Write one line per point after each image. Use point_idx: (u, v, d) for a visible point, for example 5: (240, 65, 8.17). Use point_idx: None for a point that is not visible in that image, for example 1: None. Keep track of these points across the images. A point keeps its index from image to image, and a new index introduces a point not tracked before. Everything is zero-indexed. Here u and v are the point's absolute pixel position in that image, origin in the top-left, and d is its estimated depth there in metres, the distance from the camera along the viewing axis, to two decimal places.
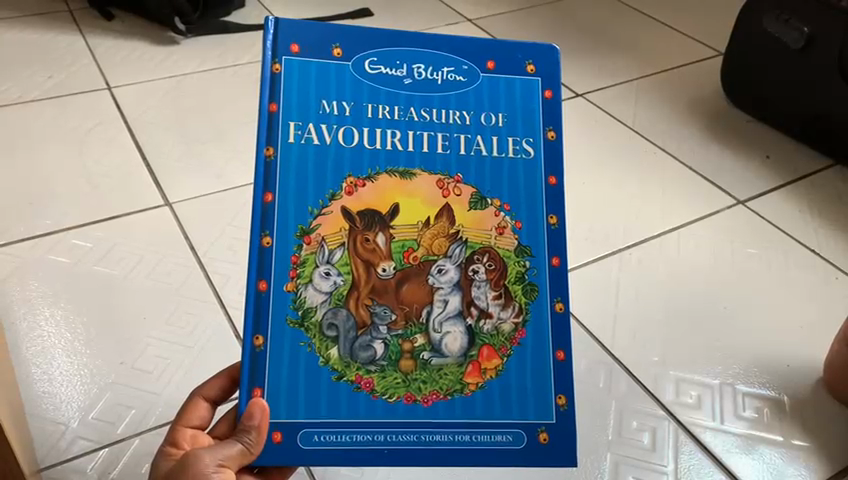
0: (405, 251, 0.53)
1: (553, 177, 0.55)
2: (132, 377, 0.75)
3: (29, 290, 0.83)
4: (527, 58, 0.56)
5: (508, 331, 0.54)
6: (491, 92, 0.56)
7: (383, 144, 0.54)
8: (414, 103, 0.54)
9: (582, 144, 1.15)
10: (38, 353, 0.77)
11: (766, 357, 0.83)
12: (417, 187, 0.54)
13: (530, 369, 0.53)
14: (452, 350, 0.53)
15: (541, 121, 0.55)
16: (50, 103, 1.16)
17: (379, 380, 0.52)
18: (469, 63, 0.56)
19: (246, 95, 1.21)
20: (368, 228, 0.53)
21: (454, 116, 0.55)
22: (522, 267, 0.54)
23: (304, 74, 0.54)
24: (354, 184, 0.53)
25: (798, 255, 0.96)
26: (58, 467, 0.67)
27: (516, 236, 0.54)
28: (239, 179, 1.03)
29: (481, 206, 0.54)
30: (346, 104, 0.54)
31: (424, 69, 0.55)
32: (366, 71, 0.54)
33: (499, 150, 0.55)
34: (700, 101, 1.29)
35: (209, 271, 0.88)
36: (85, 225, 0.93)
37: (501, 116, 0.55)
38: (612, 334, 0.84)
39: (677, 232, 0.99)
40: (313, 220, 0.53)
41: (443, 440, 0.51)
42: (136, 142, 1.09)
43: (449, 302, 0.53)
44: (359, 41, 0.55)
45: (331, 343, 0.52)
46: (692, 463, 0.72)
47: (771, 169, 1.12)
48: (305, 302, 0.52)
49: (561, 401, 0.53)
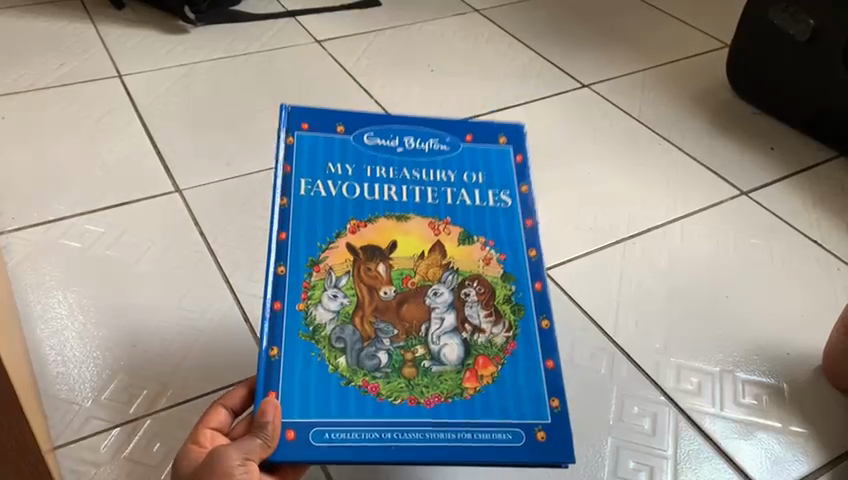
0: (403, 278, 0.59)
1: (529, 220, 0.65)
2: (144, 359, 0.77)
3: (41, 275, 0.85)
4: (500, 134, 0.69)
5: (501, 343, 0.58)
6: (472, 158, 0.67)
7: (381, 195, 0.64)
8: (407, 166, 0.66)
9: (587, 135, 1.16)
10: (51, 334, 0.78)
11: (767, 344, 0.84)
12: (412, 227, 0.62)
13: (523, 375, 0.57)
14: (451, 359, 0.57)
15: (515, 179, 0.67)
16: (61, 90, 1.18)
17: (384, 384, 0.55)
18: (451, 136, 0.68)
19: (256, 85, 1.22)
20: (370, 259, 0.60)
21: (440, 174, 0.66)
22: (508, 290, 0.61)
23: (313, 143, 0.65)
24: (357, 225, 0.62)
25: (800, 247, 0.97)
26: (71, 445, 0.68)
27: (501, 265, 0.62)
28: (249, 167, 1.04)
29: (469, 243, 0.62)
30: (349, 166, 0.65)
31: (414, 141, 0.67)
32: (365, 142, 0.66)
33: (481, 200, 0.65)
34: (704, 92, 1.29)
35: (218, 256, 0.89)
36: (98, 210, 0.95)
37: (480, 175, 0.66)
38: (615, 320, 0.85)
39: (681, 222, 1.00)
40: (322, 252, 0.60)
41: (446, 438, 0.53)
42: (146, 130, 1.10)
43: (445, 319, 0.58)
44: (359, 122, 0.67)
45: (339, 353, 0.56)
46: (691, 448, 0.73)
47: (774, 161, 1.13)
48: (316, 319, 0.57)
49: (555, 403, 0.56)
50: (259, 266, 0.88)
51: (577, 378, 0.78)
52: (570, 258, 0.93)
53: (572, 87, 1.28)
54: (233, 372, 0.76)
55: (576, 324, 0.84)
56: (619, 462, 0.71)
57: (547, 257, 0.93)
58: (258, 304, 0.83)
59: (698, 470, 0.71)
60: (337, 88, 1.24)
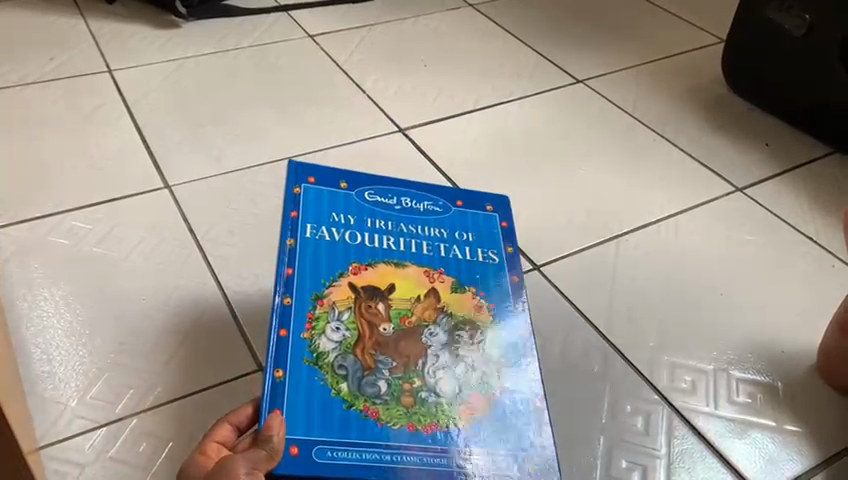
0: (400, 316, 0.65)
1: (516, 276, 0.73)
2: (131, 357, 0.76)
3: (28, 272, 0.84)
4: (487, 202, 0.79)
5: (491, 380, 0.63)
6: (461, 220, 0.77)
7: (380, 243, 0.72)
8: (403, 221, 0.75)
9: (581, 131, 1.16)
10: (37, 332, 0.77)
11: (762, 342, 0.83)
12: (408, 274, 0.69)
13: (513, 410, 0.62)
14: (446, 391, 0.61)
15: (501, 242, 0.76)
16: (50, 85, 1.17)
17: (384, 410, 0.59)
18: (442, 201, 0.78)
19: (248, 80, 1.21)
20: (371, 297, 0.66)
21: (433, 231, 0.75)
22: (497, 334, 0.67)
23: (318, 196, 0.74)
24: (358, 267, 0.69)
25: (795, 243, 0.97)
26: (56, 445, 0.67)
27: (491, 312, 0.69)
28: (240, 163, 1.03)
29: (460, 291, 0.69)
30: (351, 217, 0.73)
31: (409, 202, 0.77)
32: (366, 199, 0.76)
33: (471, 255, 0.73)
34: (700, 88, 1.28)
35: (207, 253, 0.88)
36: (86, 206, 0.94)
37: (469, 235, 0.76)
38: (608, 317, 0.85)
39: (675, 218, 1.00)
40: (326, 289, 0.67)
41: (443, 463, 0.57)
42: (136, 126, 1.09)
43: (441, 355, 0.64)
44: (360, 183, 0.77)
45: (342, 379, 0.61)
46: (685, 447, 0.72)
47: (769, 157, 1.12)
48: (319, 347, 0.62)
49: (542, 438, 0.61)
50: (249, 263, 0.87)
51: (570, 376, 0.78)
52: (563, 256, 0.92)
53: (566, 83, 1.27)
54: (220, 371, 0.75)
55: (569, 321, 0.84)
56: (612, 462, 0.70)
57: (540, 254, 0.92)
58: (247, 302, 0.82)
59: (691, 470, 0.70)
60: (329, 83, 1.22)
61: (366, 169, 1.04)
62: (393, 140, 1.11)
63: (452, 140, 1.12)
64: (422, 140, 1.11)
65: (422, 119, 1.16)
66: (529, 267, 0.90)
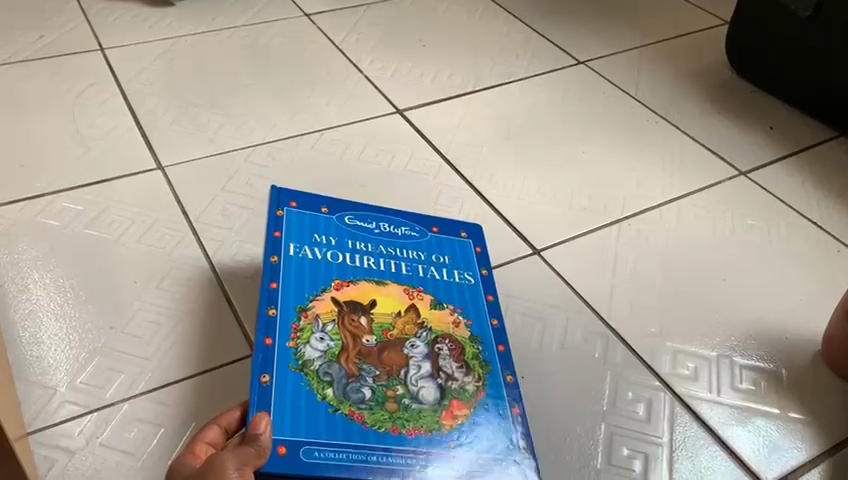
0: (383, 329, 0.70)
1: (491, 295, 0.77)
2: (122, 341, 0.74)
3: (17, 253, 0.82)
4: (462, 229, 0.85)
5: (472, 389, 0.67)
6: (438, 244, 0.82)
7: (361, 263, 0.77)
8: (382, 243, 0.80)
9: (582, 113, 1.14)
10: (25, 316, 0.75)
11: (765, 328, 0.82)
12: (389, 291, 0.74)
13: (494, 416, 0.65)
14: (428, 399, 0.65)
15: (477, 265, 0.81)
16: (41, 63, 1.14)
17: (369, 414, 0.63)
18: (419, 226, 0.84)
19: (243, 59, 1.19)
20: (354, 312, 0.71)
21: (411, 253, 0.80)
22: (475, 348, 0.71)
23: (299, 219, 0.81)
24: (340, 284, 0.74)
25: (799, 228, 0.95)
26: (46, 431, 0.66)
27: (469, 328, 0.73)
28: (235, 144, 1.01)
29: (439, 307, 0.74)
30: (332, 238, 0.79)
31: (388, 226, 0.83)
32: (346, 223, 0.82)
33: (448, 275, 0.78)
34: (703, 70, 1.26)
35: (200, 236, 0.87)
36: (77, 188, 0.92)
37: (446, 257, 0.81)
38: (609, 303, 0.83)
39: (678, 203, 0.98)
40: (310, 302, 0.71)
41: (427, 464, 0.60)
42: (128, 106, 1.07)
43: (422, 367, 0.67)
44: (341, 209, 0.83)
45: (327, 385, 0.64)
46: (687, 435, 0.71)
47: (774, 140, 1.10)
48: (305, 355, 0.66)
49: (522, 442, 0.64)
50: (243, 246, 0.86)
51: (569, 363, 0.76)
52: (564, 240, 0.91)
53: (567, 64, 1.25)
54: (214, 356, 0.73)
55: (568, 306, 0.82)
56: (613, 449, 0.69)
57: (540, 239, 0.91)
58: (241, 285, 0.81)
59: (694, 457, 0.69)
60: (326, 63, 1.20)
61: (363, 151, 1.02)
62: (391, 122, 1.09)
63: (451, 122, 1.10)
64: (420, 122, 1.09)
65: (420, 100, 1.14)
66: (528, 251, 0.89)
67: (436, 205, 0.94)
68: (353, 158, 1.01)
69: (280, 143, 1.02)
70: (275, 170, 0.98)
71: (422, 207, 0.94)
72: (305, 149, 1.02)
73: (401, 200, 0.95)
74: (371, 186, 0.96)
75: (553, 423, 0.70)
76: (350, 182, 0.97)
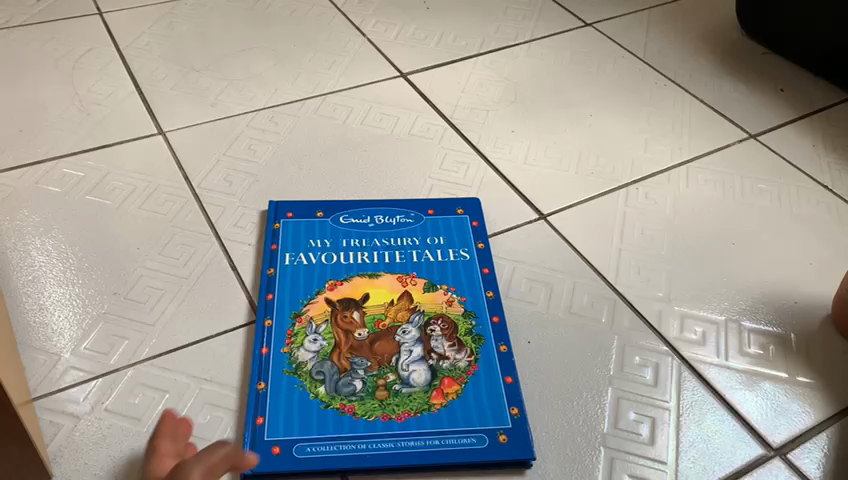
0: (375, 321, 0.73)
1: (487, 268, 0.80)
2: (126, 307, 0.73)
3: (19, 219, 0.81)
4: (459, 207, 0.87)
5: (463, 366, 0.69)
6: (434, 226, 0.84)
7: (355, 260, 0.79)
8: (377, 236, 0.82)
9: (589, 76, 1.12)
10: (28, 282, 0.75)
11: (774, 293, 0.81)
12: (380, 282, 0.77)
13: (484, 390, 0.67)
14: (419, 382, 0.68)
15: (473, 239, 0.83)
16: (40, 27, 1.12)
17: (360, 405, 0.65)
18: (415, 212, 0.86)
19: (244, 22, 1.17)
20: (346, 309, 0.74)
21: (406, 240, 0.82)
22: (469, 324, 0.73)
23: (295, 226, 0.83)
24: (334, 284, 0.76)
25: (809, 191, 0.94)
26: (50, 397, 0.65)
27: (462, 304, 0.75)
28: (237, 108, 1.00)
29: (432, 290, 0.76)
30: (327, 240, 0.81)
31: (382, 218, 0.85)
32: (341, 222, 0.84)
33: (444, 256, 0.80)
34: (713, 31, 1.24)
35: (204, 202, 0.86)
36: (77, 153, 0.91)
37: (441, 238, 0.83)
38: (616, 267, 0.82)
39: (686, 166, 0.97)
40: (304, 306, 0.74)
41: (417, 445, 0.63)
42: (129, 70, 1.05)
43: (413, 351, 0.70)
44: (336, 208, 0.86)
45: (319, 383, 0.67)
46: (695, 400, 0.70)
47: (784, 103, 1.08)
48: (298, 359, 0.69)
49: (514, 411, 0.66)
50: (246, 212, 0.85)
51: (575, 327, 0.75)
52: (569, 205, 0.89)
53: (574, 26, 1.23)
54: (217, 321, 0.73)
55: (576, 271, 0.81)
56: (620, 414, 0.68)
57: (547, 203, 0.89)
58: (245, 252, 0.80)
59: (701, 421, 0.68)
60: (329, 26, 1.18)
61: (367, 115, 1.01)
62: (396, 85, 1.07)
63: (456, 86, 1.08)
64: (424, 85, 1.07)
65: (424, 63, 1.12)
66: (535, 216, 0.88)
67: (441, 170, 0.93)
68: (357, 123, 1.00)
69: (282, 107, 1.01)
70: (278, 135, 0.96)
71: (427, 172, 0.93)
72: (308, 114, 1.00)
73: (406, 165, 0.93)
74: (375, 151, 0.95)
75: (559, 387, 0.70)
76: (353, 147, 0.95)
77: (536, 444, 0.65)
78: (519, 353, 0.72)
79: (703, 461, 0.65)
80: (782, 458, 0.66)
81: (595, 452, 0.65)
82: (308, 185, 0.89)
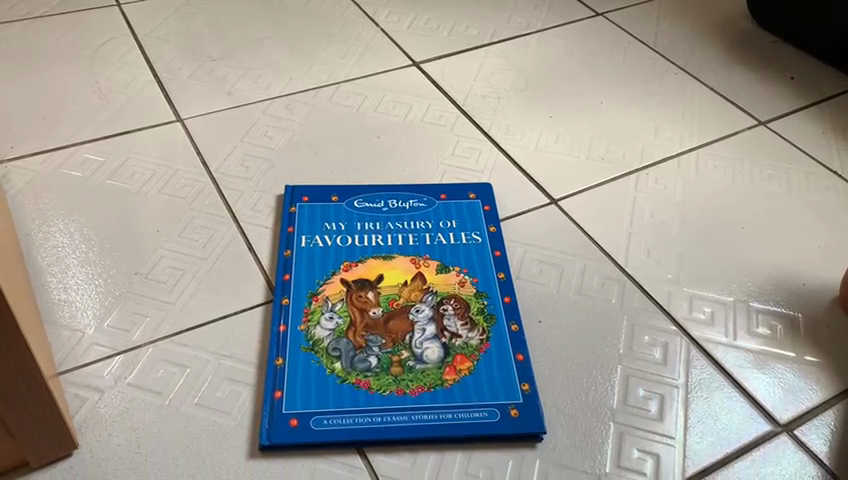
0: (389, 300, 0.74)
1: (499, 251, 0.81)
2: (146, 287, 0.75)
3: (42, 203, 0.84)
4: (471, 191, 0.88)
5: (475, 344, 0.71)
6: (447, 210, 0.86)
7: (370, 242, 0.81)
8: (390, 219, 0.84)
9: (600, 65, 1.13)
10: (52, 262, 0.77)
11: (783, 276, 0.82)
12: (394, 264, 0.78)
13: (496, 367, 0.69)
14: (432, 358, 0.69)
15: (484, 222, 0.84)
16: (59, 18, 1.15)
17: (374, 380, 0.67)
18: (428, 196, 0.87)
19: (259, 13, 1.19)
20: (361, 289, 0.75)
21: (419, 223, 0.84)
22: (481, 304, 0.75)
23: (311, 210, 0.85)
24: (349, 265, 0.78)
25: (818, 177, 0.95)
26: (75, 372, 0.67)
27: (474, 285, 0.77)
28: (252, 96, 1.02)
29: (445, 271, 0.78)
30: (342, 223, 0.83)
31: (396, 202, 0.86)
32: (356, 206, 0.86)
33: (456, 239, 0.82)
34: (723, 20, 1.25)
35: (221, 186, 0.88)
36: (98, 140, 0.93)
37: (453, 222, 0.84)
38: (626, 250, 0.84)
39: (696, 152, 0.98)
40: (320, 286, 0.76)
41: (430, 418, 0.64)
42: (147, 60, 1.07)
43: (426, 329, 0.72)
44: (350, 193, 0.87)
45: (336, 359, 0.69)
46: (703, 378, 0.71)
47: (794, 91, 1.09)
48: (315, 336, 0.70)
49: (525, 387, 0.68)
50: (263, 197, 0.87)
51: (585, 308, 0.77)
52: (580, 190, 0.91)
53: (585, 16, 1.24)
54: (236, 300, 0.74)
55: (586, 253, 0.83)
56: (629, 390, 0.70)
57: (558, 189, 0.91)
58: (262, 235, 0.82)
59: (709, 398, 0.70)
60: (343, 16, 1.20)
61: (381, 103, 1.03)
62: (409, 74, 1.08)
63: (468, 75, 1.09)
64: (437, 74, 1.09)
65: (437, 52, 1.13)
66: (546, 201, 0.89)
67: (453, 156, 0.95)
68: (370, 110, 1.01)
69: (297, 95, 1.03)
70: (293, 122, 0.98)
71: (440, 157, 0.94)
72: (323, 102, 1.02)
73: (418, 151, 0.95)
74: (388, 138, 0.97)
75: (570, 365, 0.71)
76: (367, 133, 0.97)
77: (547, 419, 0.66)
78: (531, 332, 0.74)
79: (711, 436, 0.67)
80: (788, 434, 0.67)
81: (604, 427, 0.66)
82: (323, 170, 0.91)
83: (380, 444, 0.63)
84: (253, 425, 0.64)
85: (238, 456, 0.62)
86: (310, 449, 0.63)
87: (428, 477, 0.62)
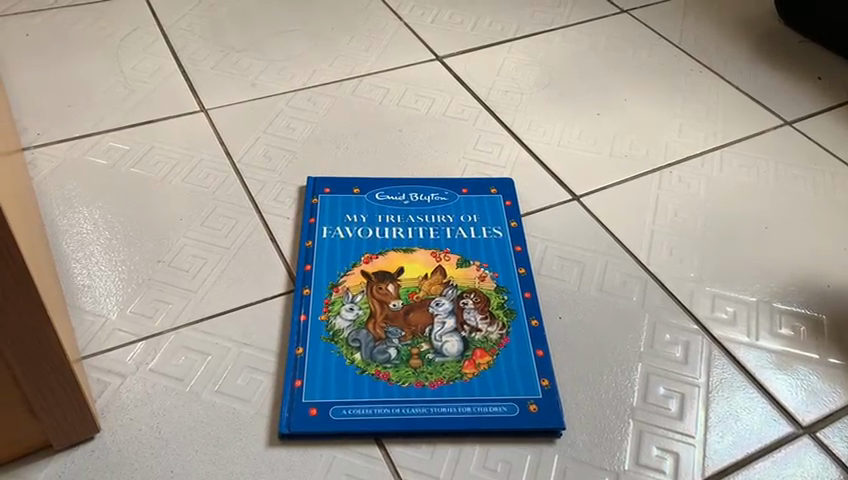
0: (409, 293, 0.74)
1: (519, 247, 0.81)
2: (168, 274, 0.76)
3: (67, 189, 0.84)
4: (493, 187, 0.88)
5: (495, 338, 0.71)
6: (468, 204, 0.86)
7: (391, 235, 0.81)
8: (411, 212, 0.84)
9: (624, 62, 1.12)
10: (76, 248, 0.77)
11: (807, 277, 0.81)
12: (415, 256, 0.78)
13: (515, 362, 0.69)
14: (451, 352, 0.69)
15: (505, 218, 0.84)
16: (86, 8, 1.16)
17: (394, 372, 0.67)
18: (449, 191, 0.87)
19: (284, 5, 1.19)
20: (381, 281, 0.75)
21: (440, 217, 0.84)
22: (501, 298, 0.75)
23: (332, 202, 0.85)
24: (370, 257, 0.78)
25: (844, 177, 0.93)
26: (97, 357, 0.68)
27: (495, 280, 0.77)
28: (276, 88, 1.02)
29: (465, 265, 0.78)
30: (364, 216, 0.83)
31: (417, 195, 0.86)
32: (377, 198, 0.86)
33: (477, 234, 0.82)
34: (750, 18, 1.23)
35: (244, 176, 0.88)
36: (122, 129, 0.94)
37: (474, 217, 0.84)
38: (648, 248, 0.83)
39: (720, 151, 0.97)
40: (341, 277, 0.76)
41: (449, 411, 0.64)
42: (171, 50, 1.08)
43: (446, 322, 0.72)
44: (371, 185, 0.87)
45: (355, 350, 0.69)
46: (725, 377, 0.71)
47: (821, 91, 1.07)
48: (335, 326, 0.71)
49: (545, 383, 0.67)
50: (285, 187, 0.87)
51: (606, 305, 0.76)
52: (602, 187, 0.90)
53: (610, 13, 1.23)
54: (256, 290, 0.75)
55: (608, 250, 0.82)
56: (649, 389, 0.69)
57: (580, 185, 0.90)
58: (284, 225, 0.82)
59: (730, 398, 0.69)
60: (367, 9, 1.20)
61: (403, 97, 1.03)
62: (432, 68, 1.08)
63: (491, 70, 1.09)
64: (460, 69, 1.09)
65: (460, 47, 1.13)
66: (568, 197, 0.88)
67: (475, 150, 0.95)
68: (393, 104, 1.01)
69: (320, 88, 1.03)
70: (316, 114, 0.98)
71: (462, 152, 0.94)
72: (345, 95, 1.02)
73: (441, 145, 0.95)
74: (410, 131, 0.97)
75: (590, 361, 0.71)
76: (390, 126, 0.97)
77: (566, 414, 0.66)
78: (551, 328, 0.74)
79: (732, 436, 0.66)
80: (810, 436, 0.66)
81: (624, 425, 0.66)
82: (345, 163, 0.91)
83: (399, 435, 0.63)
84: (273, 413, 0.64)
85: (258, 444, 0.62)
86: (329, 438, 0.63)
87: (447, 469, 0.62)
